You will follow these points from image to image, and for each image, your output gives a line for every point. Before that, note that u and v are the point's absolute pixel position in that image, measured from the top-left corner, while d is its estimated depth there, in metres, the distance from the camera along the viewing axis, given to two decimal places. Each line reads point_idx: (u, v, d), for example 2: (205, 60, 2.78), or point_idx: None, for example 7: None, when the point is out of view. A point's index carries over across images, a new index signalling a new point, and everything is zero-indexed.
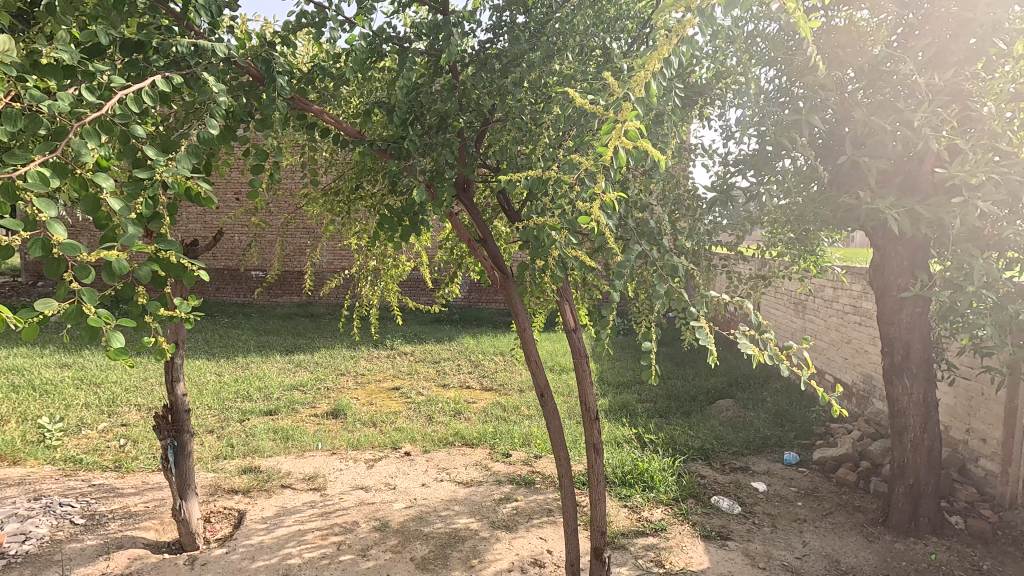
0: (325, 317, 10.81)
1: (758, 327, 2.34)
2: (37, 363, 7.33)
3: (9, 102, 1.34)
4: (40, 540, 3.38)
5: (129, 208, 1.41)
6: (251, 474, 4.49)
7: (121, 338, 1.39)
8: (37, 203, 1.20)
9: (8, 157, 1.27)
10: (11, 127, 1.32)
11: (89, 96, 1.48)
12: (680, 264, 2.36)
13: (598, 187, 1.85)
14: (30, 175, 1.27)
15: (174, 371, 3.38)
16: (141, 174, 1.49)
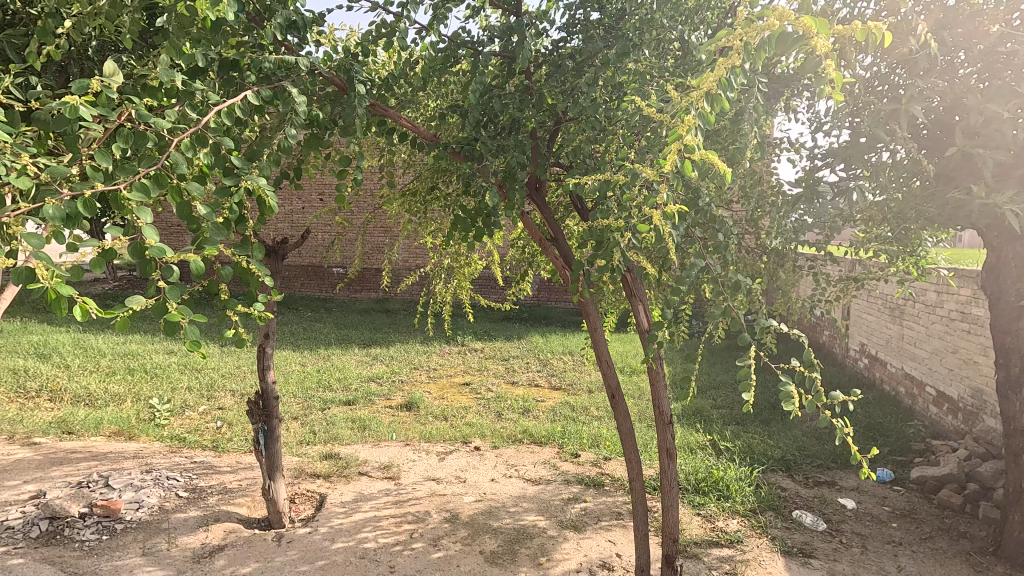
0: (400, 313, 11.23)
1: (808, 362, 2.18)
2: (149, 349, 8.14)
3: (121, 121, 1.50)
4: (151, 508, 3.75)
5: (215, 214, 1.54)
6: (331, 460, 4.75)
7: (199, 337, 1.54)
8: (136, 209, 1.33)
9: (118, 172, 1.43)
10: (123, 145, 1.48)
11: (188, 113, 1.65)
12: (745, 282, 2.23)
13: (657, 199, 1.87)
14: (134, 186, 1.41)
15: (264, 360, 3.64)
16: (228, 180, 1.62)
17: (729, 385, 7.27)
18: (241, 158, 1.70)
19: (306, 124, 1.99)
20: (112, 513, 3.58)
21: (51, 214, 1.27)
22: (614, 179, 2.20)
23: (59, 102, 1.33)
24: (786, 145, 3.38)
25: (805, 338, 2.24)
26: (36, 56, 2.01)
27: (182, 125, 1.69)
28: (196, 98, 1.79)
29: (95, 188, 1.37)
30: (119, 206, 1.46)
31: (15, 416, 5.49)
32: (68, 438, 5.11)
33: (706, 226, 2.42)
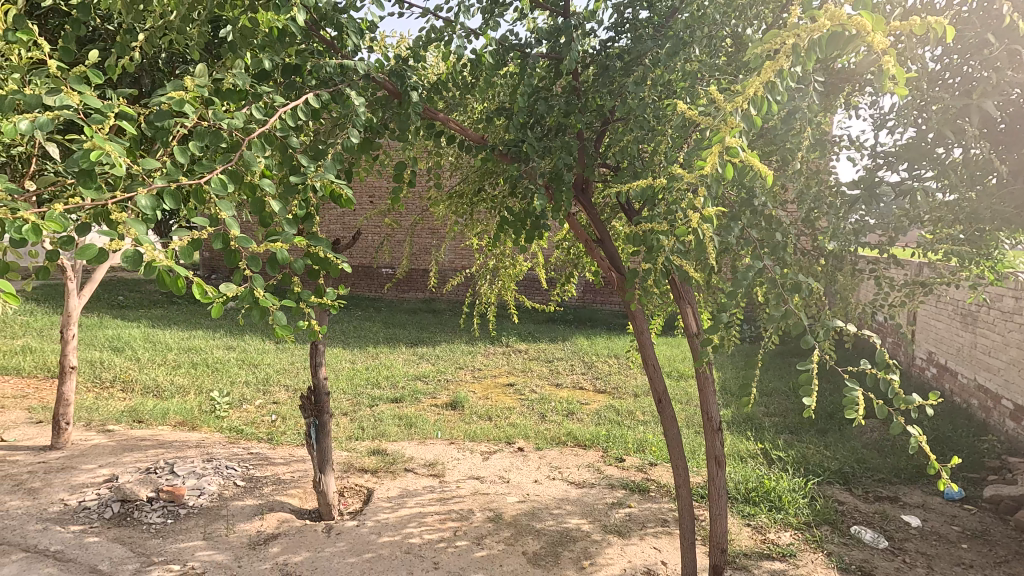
0: (446, 313, 11.40)
1: (882, 364, 2.10)
2: (211, 345, 8.57)
3: (199, 121, 1.62)
4: (211, 495, 3.95)
5: (288, 208, 1.65)
6: (379, 456, 4.86)
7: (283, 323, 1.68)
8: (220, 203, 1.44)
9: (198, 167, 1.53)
10: (200, 143, 1.59)
11: (257, 114, 1.76)
12: (806, 282, 2.16)
13: (696, 202, 1.85)
14: (212, 180, 1.50)
15: (316, 356, 3.77)
16: (296, 177, 1.72)
17: (783, 392, 7.00)
18: (307, 156, 1.79)
19: (364, 124, 2.06)
20: (176, 499, 3.78)
21: (146, 206, 1.40)
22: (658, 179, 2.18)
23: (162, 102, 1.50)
24: (846, 143, 3.20)
25: (879, 337, 2.16)
26: (114, 69, 2.18)
27: (252, 125, 1.80)
28: (263, 101, 1.91)
29: (179, 183, 1.49)
30: (200, 199, 1.57)
31: (92, 404, 5.90)
32: (138, 426, 5.45)
33: (761, 226, 2.35)
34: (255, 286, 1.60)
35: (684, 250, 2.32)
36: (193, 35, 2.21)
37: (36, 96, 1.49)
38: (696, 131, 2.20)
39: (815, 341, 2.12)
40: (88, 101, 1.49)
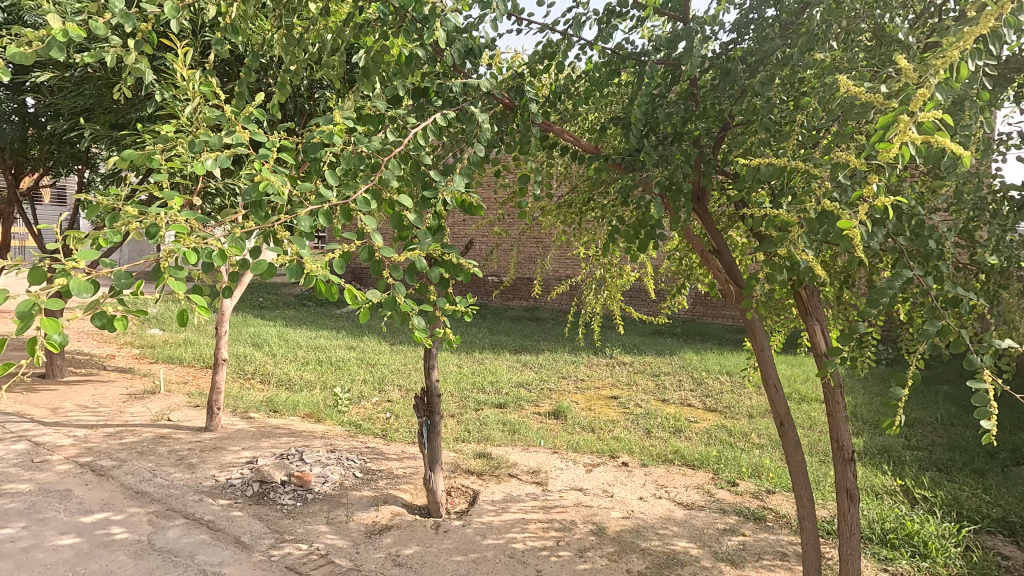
0: (550, 322, 11.44)
1: None
2: (335, 344, 9.34)
3: (346, 147, 1.99)
4: (334, 483, 4.28)
5: (421, 219, 1.97)
6: (484, 459, 4.99)
7: (420, 323, 2.02)
8: (365, 218, 1.79)
9: (345, 188, 1.90)
10: (346, 165, 1.94)
11: (393, 135, 2.09)
12: (967, 298, 1.93)
13: (870, 188, 1.63)
14: (359, 199, 1.86)
15: (430, 359, 3.97)
16: (428, 192, 2.03)
17: (928, 424, 6.19)
18: (436, 172, 2.09)
19: (488, 138, 2.27)
20: (304, 484, 4.15)
21: (306, 226, 1.80)
22: (793, 167, 2.02)
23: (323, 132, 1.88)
24: (1015, 142, 2.78)
25: None
26: (272, 102, 2.51)
27: (389, 147, 2.12)
28: (399, 124, 2.22)
29: (329, 203, 1.87)
30: (348, 215, 1.94)
31: (237, 393, 6.66)
32: (273, 415, 6.06)
33: (911, 235, 2.13)
34: (396, 291, 1.94)
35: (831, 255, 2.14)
36: (332, 68, 2.48)
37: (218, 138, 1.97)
38: (843, 127, 2.06)
39: (981, 362, 1.86)
40: (265, 145, 1.91)
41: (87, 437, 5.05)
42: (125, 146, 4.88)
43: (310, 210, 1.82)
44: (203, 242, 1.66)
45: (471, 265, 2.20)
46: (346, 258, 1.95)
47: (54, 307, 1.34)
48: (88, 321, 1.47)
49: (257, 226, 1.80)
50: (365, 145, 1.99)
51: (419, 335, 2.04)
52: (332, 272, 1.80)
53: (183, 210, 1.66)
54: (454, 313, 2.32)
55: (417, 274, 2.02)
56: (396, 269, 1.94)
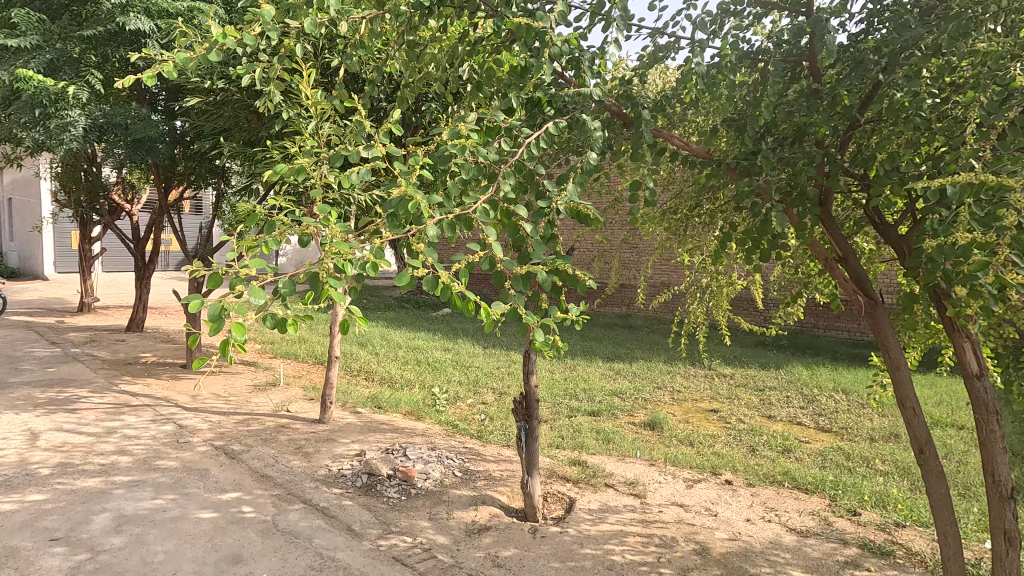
0: (644, 330, 11.14)
1: None
2: (432, 346, 9.71)
3: (466, 160, 2.09)
4: (436, 480, 4.44)
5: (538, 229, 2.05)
6: (579, 466, 4.95)
7: (540, 334, 2.11)
8: (487, 228, 1.90)
9: (468, 198, 2.02)
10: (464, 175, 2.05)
11: (508, 145, 2.16)
12: None
13: None
14: (480, 210, 1.98)
15: (529, 364, 4.01)
16: (544, 202, 2.09)
17: None
18: (552, 182, 2.15)
19: (601, 145, 2.26)
20: (408, 479, 4.34)
21: (433, 237, 1.95)
22: (975, 182, 1.78)
23: (450, 147, 2.01)
24: None
25: None
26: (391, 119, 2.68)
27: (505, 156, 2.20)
28: (514, 135, 2.28)
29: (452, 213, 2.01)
30: (467, 224, 2.04)
31: (345, 389, 7.12)
32: (378, 411, 6.41)
33: None
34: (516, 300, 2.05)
35: (1015, 266, 1.89)
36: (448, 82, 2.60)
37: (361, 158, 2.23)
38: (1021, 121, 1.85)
39: None
40: (404, 164, 2.11)
41: (220, 422, 5.62)
42: (257, 160, 5.39)
43: (437, 221, 1.98)
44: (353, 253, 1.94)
45: (586, 275, 2.25)
46: (469, 267, 2.08)
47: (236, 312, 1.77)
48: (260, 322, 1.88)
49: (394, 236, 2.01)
50: (484, 157, 2.09)
51: (537, 345, 2.13)
52: (465, 285, 1.91)
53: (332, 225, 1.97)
54: (567, 321, 2.37)
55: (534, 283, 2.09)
56: (515, 279, 2.06)
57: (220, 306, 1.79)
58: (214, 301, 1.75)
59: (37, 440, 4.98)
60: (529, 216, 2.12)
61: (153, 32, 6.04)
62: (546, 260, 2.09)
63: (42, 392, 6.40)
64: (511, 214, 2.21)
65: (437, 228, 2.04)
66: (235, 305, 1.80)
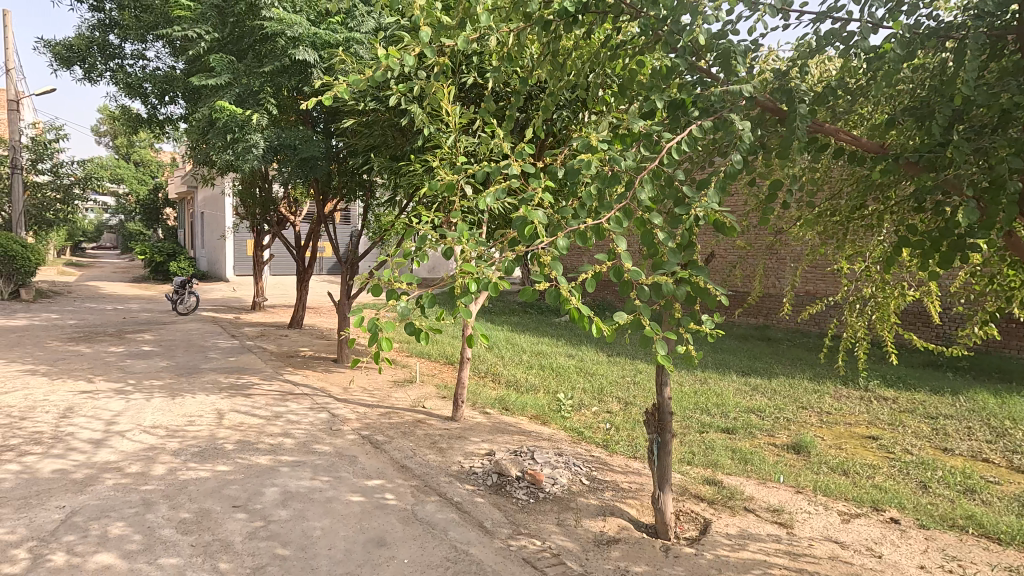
0: (785, 344, 10.23)
1: None
2: (556, 351, 9.77)
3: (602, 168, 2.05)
4: (563, 486, 4.44)
5: (671, 240, 1.94)
6: (714, 486, 4.66)
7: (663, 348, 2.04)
8: (615, 240, 1.84)
9: (600, 208, 1.99)
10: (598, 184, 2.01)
11: (646, 151, 2.08)
12: None
13: None
14: (612, 220, 1.93)
15: (662, 375, 3.86)
16: (681, 210, 1.96)
17: None
18: (691, 188, 2.01)
19: (749, 146, 2.06)
20: (537, 482, 4.38)
21: (562, 249, 1.94)
22: None
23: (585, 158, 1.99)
24: None
25: None
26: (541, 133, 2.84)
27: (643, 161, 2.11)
28: (655, 139, 2.19)
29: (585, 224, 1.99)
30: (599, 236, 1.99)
31: (474, 390, 7.41)
32: (505, 413, 6.58)
33: None
34: (641, 313, 1.98)
35: None
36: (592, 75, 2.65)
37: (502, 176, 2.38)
38: None
39: None
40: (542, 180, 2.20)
41: (365, 414, 6.14)
42: (400, 172, 5.83)
43: (567, 232, 2.02)
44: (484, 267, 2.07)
45: (722, 288, 2.09)
46: (597, 277, 2.05)
47: (388, 328, 1.99)
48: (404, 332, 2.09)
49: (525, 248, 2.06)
50: (620, 165, 2.04)
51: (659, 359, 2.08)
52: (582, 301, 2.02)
53: (468, 243, 2.14)
54: (700, 333, 2.24)
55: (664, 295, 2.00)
56: (642, 291, 1.96)
57: (375, 319, 2.03)
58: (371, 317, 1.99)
59: (222, 419, 5.81)
60: (663, 225, 2.00)
61: (317, 62, 6.78)
62: (679, 273, 1.97)
63: (226, 378, 7.46)
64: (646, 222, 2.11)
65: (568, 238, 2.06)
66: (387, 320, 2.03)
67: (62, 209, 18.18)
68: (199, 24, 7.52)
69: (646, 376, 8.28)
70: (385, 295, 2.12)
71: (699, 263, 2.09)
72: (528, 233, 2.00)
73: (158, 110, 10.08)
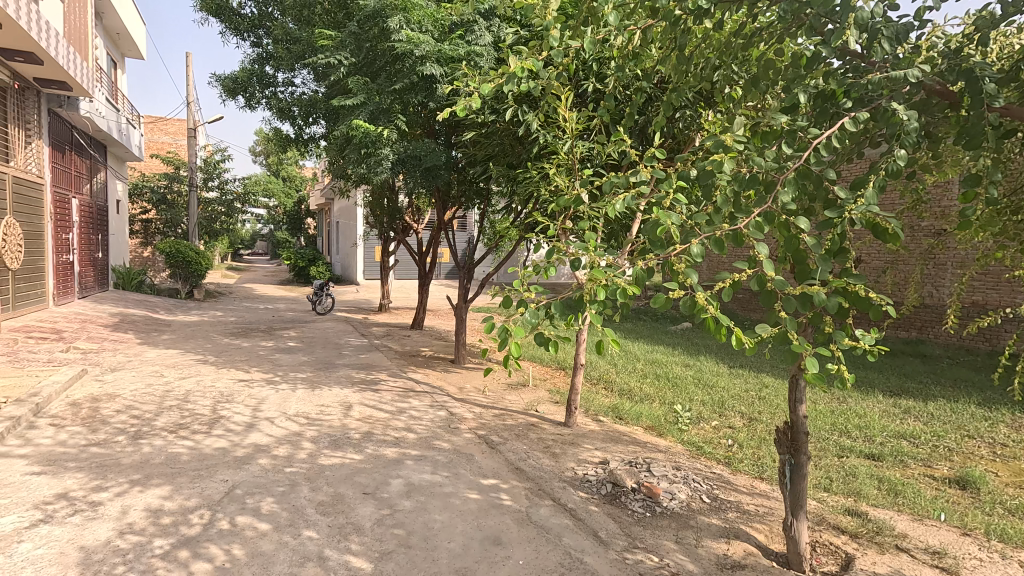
0: (944, 362, 8.92)
1: None
2: (672, 360, 9.39)
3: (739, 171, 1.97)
4: (682, 502, 4.24)
5: (820, 245, 1.83)
6: (858, 518, 4.18)
7: (812, 364, 1.94)
8: (757, 245, 1.78)
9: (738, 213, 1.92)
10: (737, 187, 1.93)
11: (790, 149, 1.95)
12: None
13: None
14: (752, 225, 1.86)
15: (796, 392, 3.52)
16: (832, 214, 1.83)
17: None
18: (844, 190, 1.87)
19: (916, 138, 1.85)
20: (653, 496, 4.22)
21: (698, 255, 1.91)
22: None
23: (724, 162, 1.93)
24: None
25: None
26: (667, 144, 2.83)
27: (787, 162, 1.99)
28: (800, 135, 2.05)
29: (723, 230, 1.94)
30: (738, 241, 1.93)
31: (587, 397, 7.34)
32: (619, 422, 6.45)
33: None
34: (787, 325, 1.92)
35: None
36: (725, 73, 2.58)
37: (632, 182, 2.41)
38: None
39: None
40: (668, 188, 2.21)
41: (481, 414, 6.34)
42: (517, 179, 5.97)
43: (702, 238, 1.97)
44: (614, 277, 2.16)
45: (883, 302, 1.91)
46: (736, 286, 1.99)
47: (515, 334, 2.16)
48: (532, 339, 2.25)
49: (657, 255, 2.07)
50: (761, 167, 1.94)
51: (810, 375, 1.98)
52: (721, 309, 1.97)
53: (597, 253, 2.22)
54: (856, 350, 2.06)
55: (814, 305, 1.90)
56: (788, 301, 1.90)
57: (504, 326, 2.22)
58: (502, 325, 2.18)
59: (354, 411, 6.31)
60: (810, 229, 1.88)
61: (441, 78, 7.16)
62: (829, 281, 1.85)
63: (356, 374, 8.10)
64: (792, 227, 1.99)
65: (704, 244, 2.01)
66: (515, 327, 2.20)
67: (226, 221, 20.93)
68: (339, 51, 8.29)
69: (773, 391, 7.67)
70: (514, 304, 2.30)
71: (854, 273, 1.94)
72: (660, 236, 1.98)
73: (304, 131, 11.27)
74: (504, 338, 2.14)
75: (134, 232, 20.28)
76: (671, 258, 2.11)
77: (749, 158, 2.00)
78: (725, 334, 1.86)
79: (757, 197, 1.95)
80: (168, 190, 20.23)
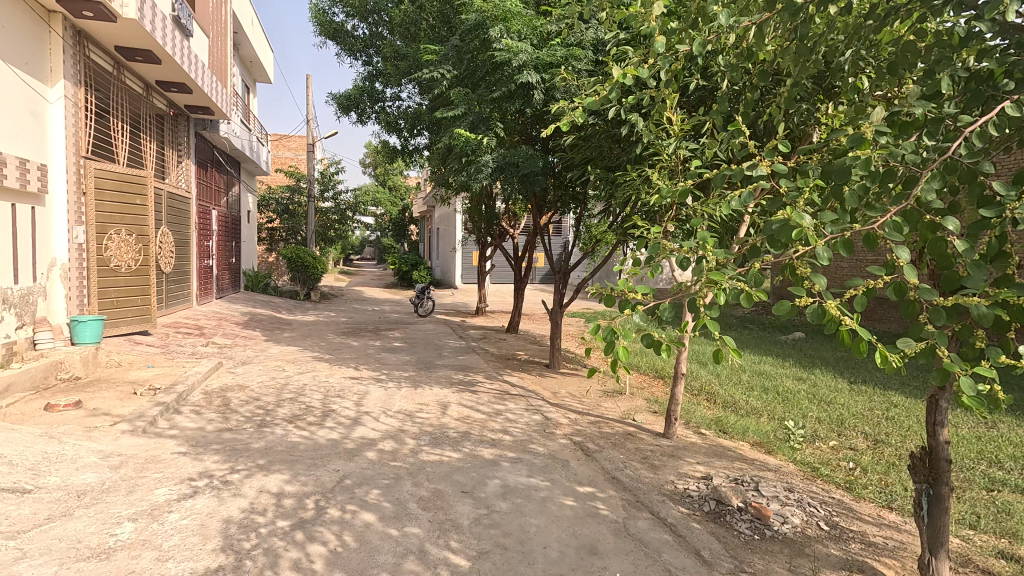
0: None
1: None
2: (782, 373, 8.75)
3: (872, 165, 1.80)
4: (795, 527, 3.92)
5: (974, 250, 1.62)
6: (1014, 563, 3.62)
7: (968, 387, 1.72)
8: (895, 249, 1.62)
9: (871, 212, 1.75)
10: (870, 185, 1.77)
11: (934, 140, 1.75)
12: None
13: None
14: (888, 226, 1.69)
15: (937, 414, 3.10)
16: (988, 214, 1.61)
17: None
18: (1003, 186, 1.64)
19: None
20: (763, 518, 3.93)
21: (825, 258, 1.77)
22: None
23: (854, 157, 1.78)
24: None
25: None
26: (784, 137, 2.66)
27: (930, 155, 1.79)
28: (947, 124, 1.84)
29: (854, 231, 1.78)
30: (871, 243, 1.77)
31: (688, 408, 7.03)
32: (723, 436, 6.10)
33: None
34: (936, 341, 1.73)
35: None
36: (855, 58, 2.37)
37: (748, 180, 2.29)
38: None
39: None
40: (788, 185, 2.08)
41: (577, 420, 6.29)
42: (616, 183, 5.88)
43: (828, 240, 1.82)
44: (728, 281, 2.09)
45: None
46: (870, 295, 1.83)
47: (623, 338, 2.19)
48: (640, 341, 2.26)
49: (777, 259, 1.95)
50: (899, 161, 1.76)
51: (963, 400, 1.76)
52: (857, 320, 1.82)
53: (710, 254, 2.15)
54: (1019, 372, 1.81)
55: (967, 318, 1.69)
56: (935, 313, 1.72)
57: (612, 330, 2.25)
58: (608, 328, 2.22)
59: (453, 411, 6.52)
60: (959, 230, 1.67)
61: (539, 84, 7.24)
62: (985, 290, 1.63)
63: (455, 375, 8.37)
64: (937, 228, 1.78)
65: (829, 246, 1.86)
66: (622, 329, 2.25)
67: (339, 228, 22.58)
68: (443, 64, 8.65)
69: (903, 410, 6.88)
70: (618, 305, 2.33)
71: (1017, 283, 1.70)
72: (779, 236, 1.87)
73: (409, 142, 11.89)
74: (610, 340, 2.19)
75: (261, 239, 22.47)
76: (793, 262, 1.97)
77: (883, 151, 1.83)
78: (859, 347, 1.72)
79: (893, 195, 1.77)
80: (290, 201, 22.22)
